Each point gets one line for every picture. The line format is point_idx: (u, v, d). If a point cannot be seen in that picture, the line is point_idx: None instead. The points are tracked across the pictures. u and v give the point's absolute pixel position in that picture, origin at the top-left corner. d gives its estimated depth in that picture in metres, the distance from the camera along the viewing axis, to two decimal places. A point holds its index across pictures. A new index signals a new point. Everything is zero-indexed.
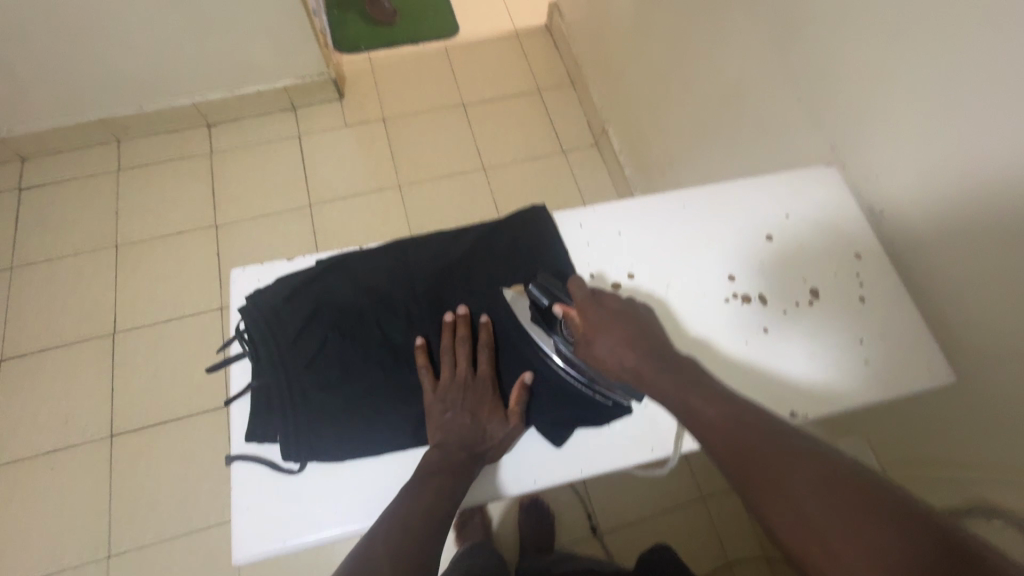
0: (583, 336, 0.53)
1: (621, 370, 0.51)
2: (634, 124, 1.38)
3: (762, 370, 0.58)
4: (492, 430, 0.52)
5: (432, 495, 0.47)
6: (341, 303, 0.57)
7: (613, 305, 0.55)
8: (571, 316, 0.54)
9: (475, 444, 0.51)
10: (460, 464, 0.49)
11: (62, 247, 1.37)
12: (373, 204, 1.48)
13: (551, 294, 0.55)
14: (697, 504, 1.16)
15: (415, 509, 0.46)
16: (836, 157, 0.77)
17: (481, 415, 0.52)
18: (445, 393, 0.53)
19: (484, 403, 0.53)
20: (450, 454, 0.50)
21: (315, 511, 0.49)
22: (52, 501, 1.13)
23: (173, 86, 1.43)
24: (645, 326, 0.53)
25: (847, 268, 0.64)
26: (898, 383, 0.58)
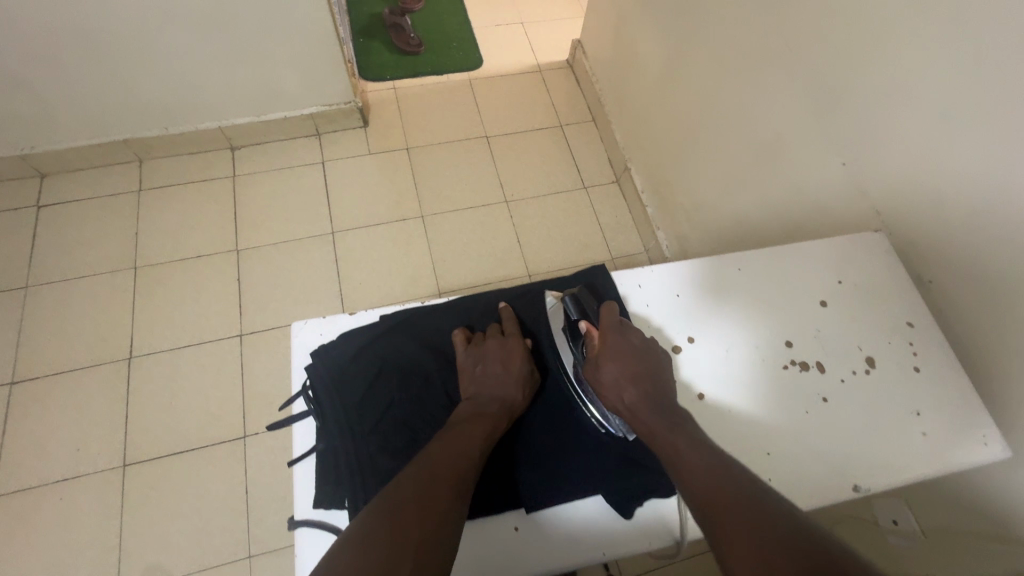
0: (596, 357, 0.56)
1: (619, 405, 0.54)
2: (658, 165, 1.39)
3: (821, 441, 0.59)
4: (521, 385, 0.56)
5: (465, 437, 0.50)
6: (408, 362, 0.58)
7: (636, 336, 0.58)
8: (592, 332, 0.58)
9: (506, 395, 0.54)
10: (491, 413, 0.53)
11: (80, 267, 1.35)
12: (395, 233, 1.48)
13: (583, 310, 0.60)
14: None
15: (441, 450, 0.48)
16: (883, 223, 0.76)
17: (512, 369, 0.56)
18: (477, 352, 0.57)
19: (516, 356, 0.57)
20: (483, 404, 0.53)
21: None
22: (60, 533, 1.09)
23: (198, 109, 1.43)
24: (653, 359, 0.57)
25: (901, 338, 0.64)
26: (957, 456, 0.58)
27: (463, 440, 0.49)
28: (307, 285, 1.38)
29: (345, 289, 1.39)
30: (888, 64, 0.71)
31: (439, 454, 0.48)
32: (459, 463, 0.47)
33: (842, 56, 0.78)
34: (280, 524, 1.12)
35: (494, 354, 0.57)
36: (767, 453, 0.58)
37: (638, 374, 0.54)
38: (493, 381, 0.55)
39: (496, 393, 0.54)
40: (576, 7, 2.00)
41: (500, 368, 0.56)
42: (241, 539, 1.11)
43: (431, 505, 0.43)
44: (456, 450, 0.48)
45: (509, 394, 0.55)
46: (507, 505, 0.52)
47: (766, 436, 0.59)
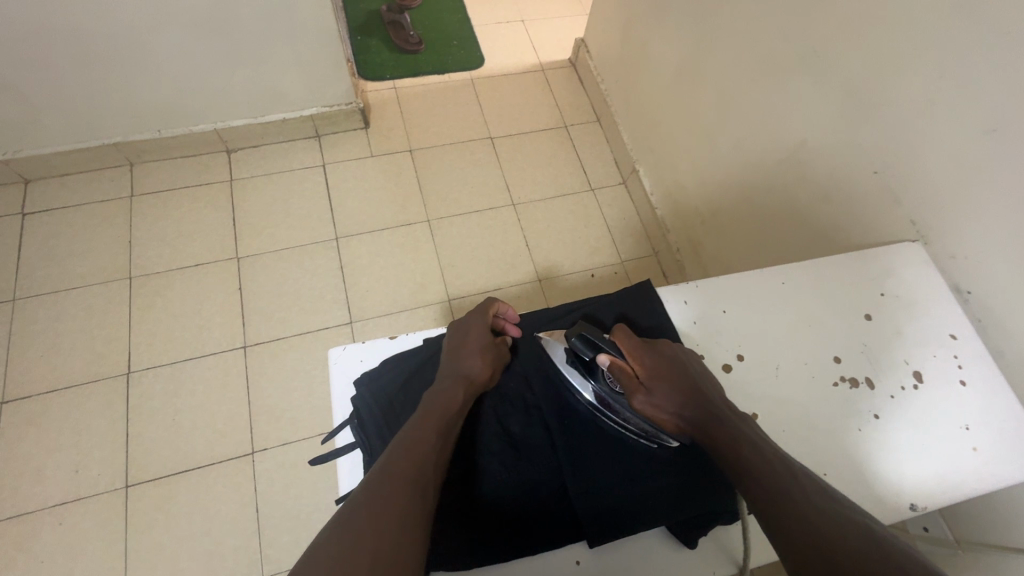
0: (630, 388, 0.55)
1: (677, 421, 0.53)
2: (669, 168, 1.38)
3: (876, 461, 0.58)
4: (479, 361, 0.58)
5: (422, 425, 0.51)
6: (430, 379, 0.58)
7: (663, 349, 0.58)
8: (617, 364, 0.56)
9: (468, 371, 0.57)
10: (452, 393, 0.54)
11: (70, 278, 1.29)
12: (401, 238, 1.44)
13: (595, 345, 0.57)
14: None
15: (402, 445, 0.49)
16: (920, 233, 0.76)
17: (471, 346, 0.59)
18: (448, 342, 0.60)
19: (473, 333, 0.60)
20: (443, 386, 0.55)
21: None
22: (60, 560, 1.04)
23: (194, 111, 1.37)
24: (678, 362, 0.57)
25: (945, 350, 0.64)
26: (1013, 470, 0.58)
27: (415, 432, 0.50)
28: (312, 294, 1.34)
29: (352, 296, 1.35)
30: (927, 73, 0.70)
31: (394, 457, 0.47)
32: (416, 460, 0.47)
33: (876, 64, 0.77)
34: (294, 543, 1.09)
35: (455, 339, 0.60)
36: (824, 474, 0.57)
37: (675, 388, 0.54)
38: (451, 361, 0.58)
39: (459, 374, 0.57)
40: (577, 6, 1.97)
41: (460, 346, 0.59)
42: (254, 559, 1.07)
43: (384, 509, 0.43)
44: (409, 448, 0.48)
45: (466, 369, 0.57)
46: (568, 539, 0.53)
47: (824, 456, 0.58)
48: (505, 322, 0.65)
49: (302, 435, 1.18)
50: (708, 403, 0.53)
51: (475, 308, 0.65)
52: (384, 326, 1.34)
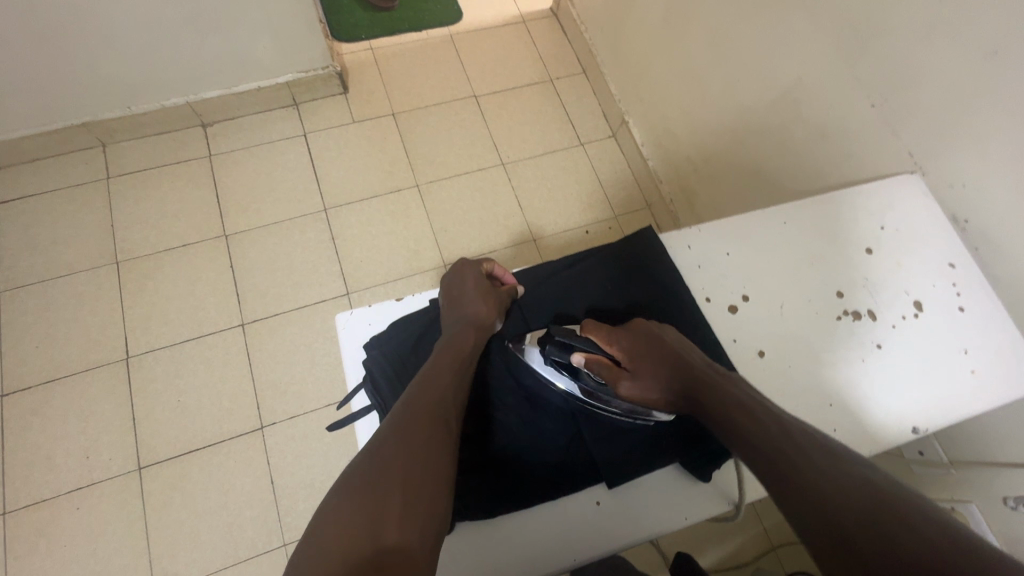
0: (613, 378, 0.54)
1: (668, 397, 0.53)
2: (660, 117, 1.35)
3: (879, 387, 0.59)
4: (483, 307, 0.60)
5: (434, 367, 0.52)
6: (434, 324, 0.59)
7: (641, 329, 0.57)
8: (595, 360, 0.54)
9: (473, 316, 0.58)
10: (461, 335, 0.56)
11: (56, 267, 1.26)
12: (391, 206, 1.42)
13: (567, 346, 0.55)
14: (755, 522, 1.18)
15: (419, 385, 0.50)
16: (917, 164, 0.75)
17: (468, 293, 0.61)
18: (448, 291, 0.62)
19: (471, 282, 0.62)
20: (450, 330, 0.57)
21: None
22: (83, 543, 1.06)
23: (164, 84, 1.30)
24: (659, 336, 0.56)
25: (944, 279, 0.65)
26: (1008, 389, 0.60)
27: (429, 372, 0.52)
28: (306, 267, 1.32)
29: (346, 267, 1.34)
30: None
31: (415, 393, 0.50)
32: (435, 396, 0.50)
33: None
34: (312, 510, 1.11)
35: (454, 287, 0.62)
36: (830, 404, 0.58)
37: (655, 364, 0.54)
38: (454, 307, 0.59)
39: (465, 318, 0.58)
40: None
41: (460, 293, 0.61)
42: (274, 528, 1.09)
43: (410, 438, 0.46)
44: (426, 385, 0.50)
45: (471, 313, 0.59)
46: (586, 483, 0.54)
47: (829, 388, 0.59)
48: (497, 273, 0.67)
49: (309, 407, 1.19)
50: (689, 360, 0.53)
51: (468, 260, 0.66)
52: (380, 295, 1.33)
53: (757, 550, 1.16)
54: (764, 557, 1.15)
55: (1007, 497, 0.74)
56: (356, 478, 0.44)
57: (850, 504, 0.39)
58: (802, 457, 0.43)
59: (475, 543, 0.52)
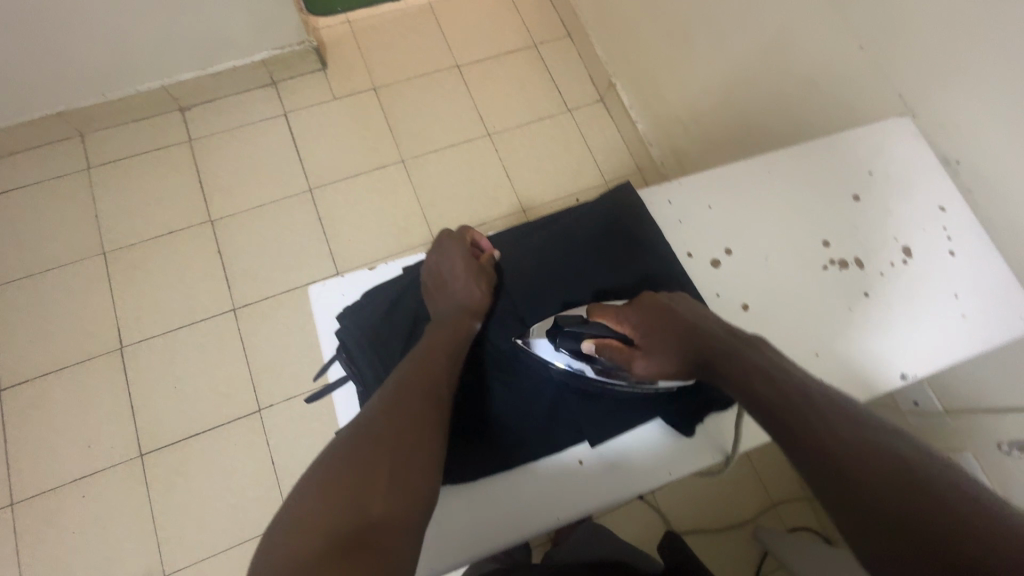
0: (627, 360, 0.52)
1: (685, 366, 0.52)
2: (648, 77, 1.31)
3: (866, 335, 0.58)
4: (472, 286, 0.57)
5: (427, 346, 0.51)
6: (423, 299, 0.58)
7: (651, 303, 0.55)
8: (609, 345, 0.52)
9: (466, 301, 0.56)
10: (457, 321, 0.54)
11: (43, 260, 1.25)
12: (377, 183, 1.39)
13: (576, 334, 0.52)
14: (754, 480, 1.19)
15: (410, 367, 0.49)
16: (907, 106, 0.73)
17: (456, 275, 0.58)
18: (435, 271, 0.58)
19: (456, 256, 0.59)
20: (442, 316, 0.55)
21: (463, 537, 0.51)
22: (91, 529, 1.07)
23: (138, 69, 1.27)
24: (670, 308, 0.54)
25: (933, 223, 0.64)
26: (997, 333, 0.59)
27: (423, 349, 0.51)
28: (295, 249, 1.31)
29: (335, 248, 1.33)
30: None
31: (407, 369, 0.49)
32: (427, 372, 0.49)
33: None
34: None
35: (441, 268, 0.58)
36: (815, 354, 0.57)
37: (670, 337, 0.52)
38: (442, 291, 0.57)
39: (458, 305, 0.56)
40: None
41: (448, 275, 0.58)
42: None
43: (401, 414, 0.45)
44: (420, 361, 0.50)
45: (463, 297, 0.56)
46: (569, 440, 0.54)
47: (815, 337, 0.58)
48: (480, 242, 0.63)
49: (305, 388, 1.19)
50: (705, 326, 0.52)
51: (450, 232, 0.63)
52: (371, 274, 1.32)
53: (756, 507, 1.18)
54: (763, 514, 1.17)
55: (1001, 442, 0.73)
56: (345, 448, 0.43)
57: (877, 476, 0.38)
58: (822, 422, 0.42)
59: (457, 507, 0.52)
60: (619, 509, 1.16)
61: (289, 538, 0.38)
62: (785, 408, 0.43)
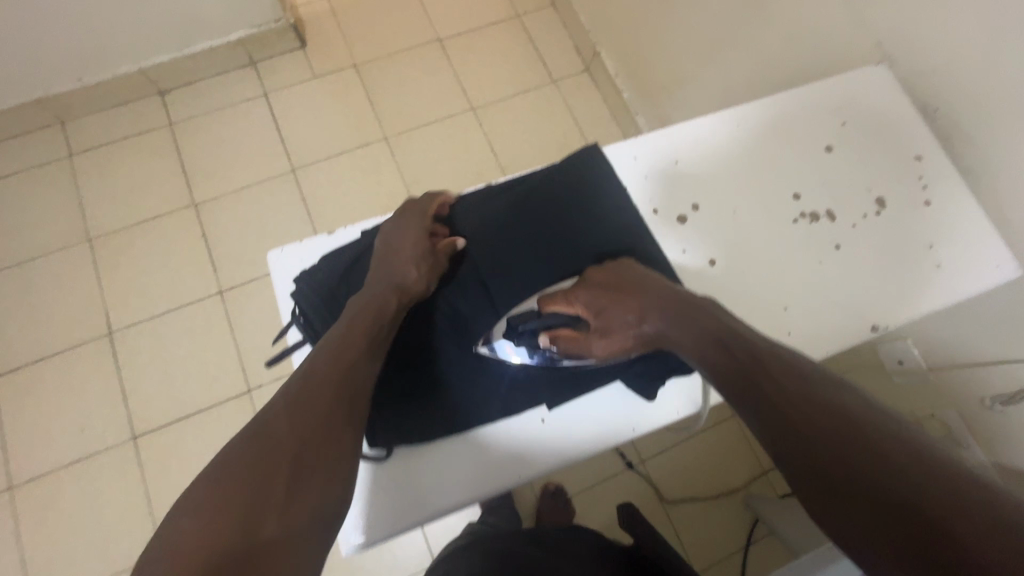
0: (585, 345, 0.53)
1: (643, 338, 0.52)
2: (632, 42, 1.28)
3: (837, 287, 0.58)
4: (409, 266, 0.55)
5: (345, 337, 0.49)
6: (361, 280, 0.56)
7: (602, 278, 0.55)
8: (563, 335, 0.53)
9: (400, 281, 0.54)
10: (383, 302, 0.53)
11: (29, 249, 1.25)
12: (360, 162, 1.38)
13: (528, 328, 0.53)
14: (744, 447, 1.19)
15: (322, 358, 0.48)
16: (884, 54, 0.71)
17: (404, 251, 0.56)
18: (384, 244, 0.57)
19: (410, 240, 0.56)
20: (370, 296, 0.53)
21: (426, 494, 0.53)
22: (88, 510, 1.09)
23: (113, 53, 1.25)
24: (625, 278, 0.54)
25: (909, 172, 0.62)
26: (973, 282, 0.58)
27: (337, 342, 0.49)
28: (279, 231, 1.31)
29: (320, 228, 1.32)
30: None
31: (317, 365, 0.47)
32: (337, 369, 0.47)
33: None
34: None
35: (390, 242, 0.57)
36: (784, 308, 0.57)
37: (622, 310, 0.52)
38: (382, 268, 0.55)
39: (391, 285, 0.54)
40: None
41: (393, 251, 0.56)
42: None
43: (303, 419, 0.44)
44: (332, 357, 0.48)
45: (399, 277, 0.54)
46: (525, 404, 0.55)
47: (783, 291, 0.57)
48: (441, 225, 0.60)
49: None
50: (652, 296, 0.52)
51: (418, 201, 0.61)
52: None
53: (747, 475, 1.17)
54: (754, 481, 1.17)
55: (985, 398, 0.72)
56: (237, 454, 0.41)
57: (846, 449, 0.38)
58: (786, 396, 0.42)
59: (419, 466, 0.54)
60: (609, 480, 1.16)
61: (168, 547, 0.36)
62: (750, 383, 0.45)
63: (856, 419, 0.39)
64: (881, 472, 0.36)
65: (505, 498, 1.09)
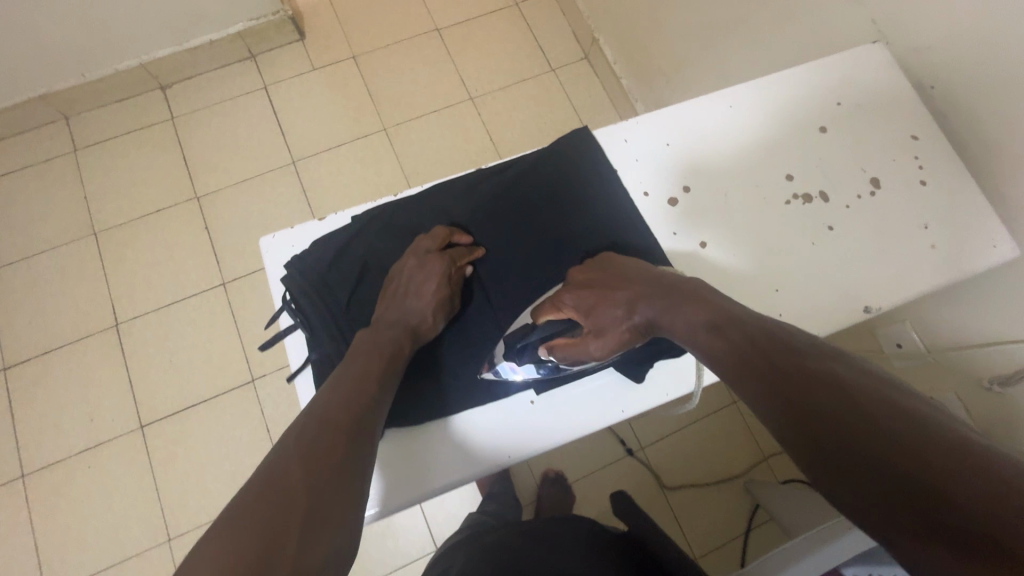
0: (582, 347, 0.51)
1: (636, 326, 0.51)
2: (631, 28, 1.27)
3: (829, 268, 0.57)
4: (427, 315, 0.54)
5: (357, 378, 0.49)
6: (352, 266, 0.57)
7: (586, 278, 0.54)
8: (559, 342, 0.52)
9: (413, 323, 0.54)
10: (395, 346, 0.52)
11: (36, 243, 1.27)
12: (360, 153, 1.38)
13: (525, 342, 0.54)
14: (745, 434, 1.19)
15: (335, 396, 0.47)
16: (881, 33, 0.69)
17: (423, 295, 0.54)
18: (404, 278, 0.55)
19: (432, 280, 0.54)
20: (382, 334, 0.53)
21: (415, 475, 0.54)
22: (98, 497, 1.12)
23: (113, 48, 1.25)
24: (610, 270, 0.54)
25: (904, 152, 0.61)
26: (968, 261, 0.58)
27: (351, 382, 0.48)
28: (281, 223, 1.32)
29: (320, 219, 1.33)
30: None
31: (331, 406, 0.46)
32: (350, 411, 0.46)
33: None
34: None
35: (412, 279, 0.55)
36: (775, 290, 0.57)
37: (609, 304, 0.51)
38: (398, 305, 0.54)
39: (404, 326, 0.54)
40: None
41: (411, 292, 0.54)
42: None
43: (318, 456, 0.42)
44: (345, 398, 0.47)
45: (413, 319, 0.54)
46: (513, 386, 0.56)
47: (774, 273, 0.57)
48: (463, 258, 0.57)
49: None
50: (636, 287, 0.52)
51: (444, 233, 0.57)
52: None
53: (748, 462, 1.17)
54: (755, 467, 1.17)
55: (985, 380, 0.70)
56: (248, 503, 0.37)
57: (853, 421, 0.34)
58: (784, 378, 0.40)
59: (408, 448, 0.54)
60: (610, 466, 1.16)
61: None
62: (757, 364, 0.42)
63: (861, 393, 0.36)
64: (898, 441, 0.32)
65: (506, 485, 1.10)
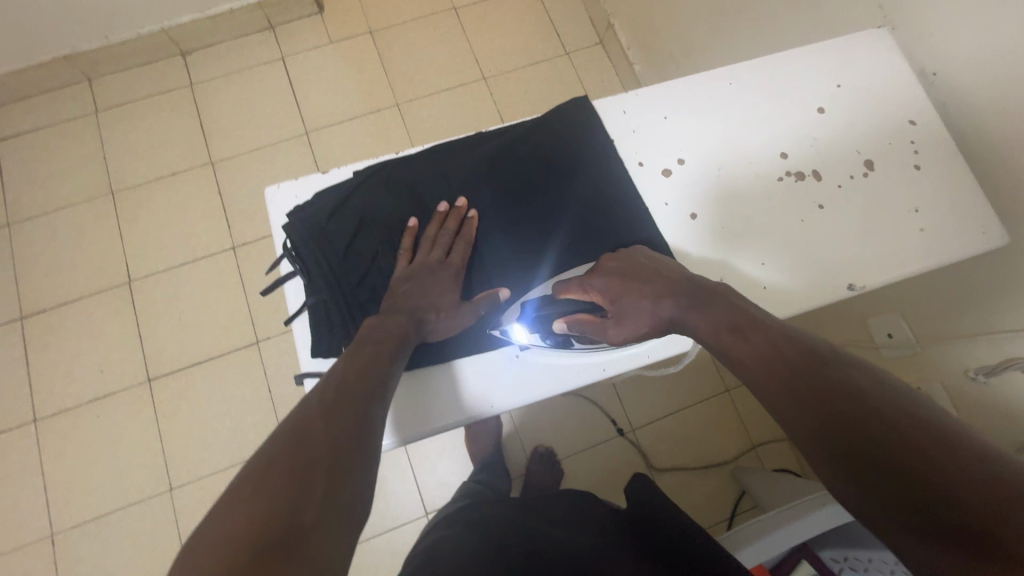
0: (600, 330, 0.53)
1: (658, 323, 0.50)
2: (645, 14, 1.27)
3: (815, 244, 0.58)
4: (432, 309, 0.55)
5: (369, 353, 0.50)
6: (349, 216, 0.60)
7: (616, 264, 0.55)
8: (578, 320, 0.55)
9: (418, 314, 0.55)
10: (401, 330, 0.53)
11: (56, 200, 1.31)
12: (371, 127, 1.40)
13: (546, 315, 0.56)
14: (735, 422, 1.21)
15: (349, 369, 0.48)
16: (886, 17, 0.70)
17: (432, 293, 0.56)
18: (416, 270, 0.57)
19: (439, 287, 0.56)
20: (390, 319, 0.53)
21: (406, 416, 0.56)
22: (105, 445, 1.16)
23: (136, 13, 1.28)
24: (637, 266, 0.54)
25: (901, 137, 0.62)
26: (957, 247, 0.58)
27: (363, 356, 0.49)
28: None
29: None
30: None
31: (346, 376, 0.47)
32: (363, 381, 0.47)
33: None
34: None
35: (422, 275, 0.57)
36: (762, 264, 0.58)
37: (634, 296, 0.51)
38: (404, 297, 0.55)
39: (410, 315, 0.54)
40: None
41: (420, 287, 0.56)
42: None
43: (336, 419, 0.42)
44: (359, 368, 0.48)
45: (418, 312, 0.55)
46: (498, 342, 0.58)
47: (762, 246, 0.59)
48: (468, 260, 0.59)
49: None
50: (665, 281, 0.51)
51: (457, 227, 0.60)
52: None
53: (736, 449, 1.19)
54: (744, 455, 1.18)
55: (971, 370, 0.71)
56: (274, 456, 0.38)
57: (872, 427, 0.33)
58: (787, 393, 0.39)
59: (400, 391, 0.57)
60: (600, 446, 1.18)
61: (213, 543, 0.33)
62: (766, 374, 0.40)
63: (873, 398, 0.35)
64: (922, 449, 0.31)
65: (497, 456, 1.12)
